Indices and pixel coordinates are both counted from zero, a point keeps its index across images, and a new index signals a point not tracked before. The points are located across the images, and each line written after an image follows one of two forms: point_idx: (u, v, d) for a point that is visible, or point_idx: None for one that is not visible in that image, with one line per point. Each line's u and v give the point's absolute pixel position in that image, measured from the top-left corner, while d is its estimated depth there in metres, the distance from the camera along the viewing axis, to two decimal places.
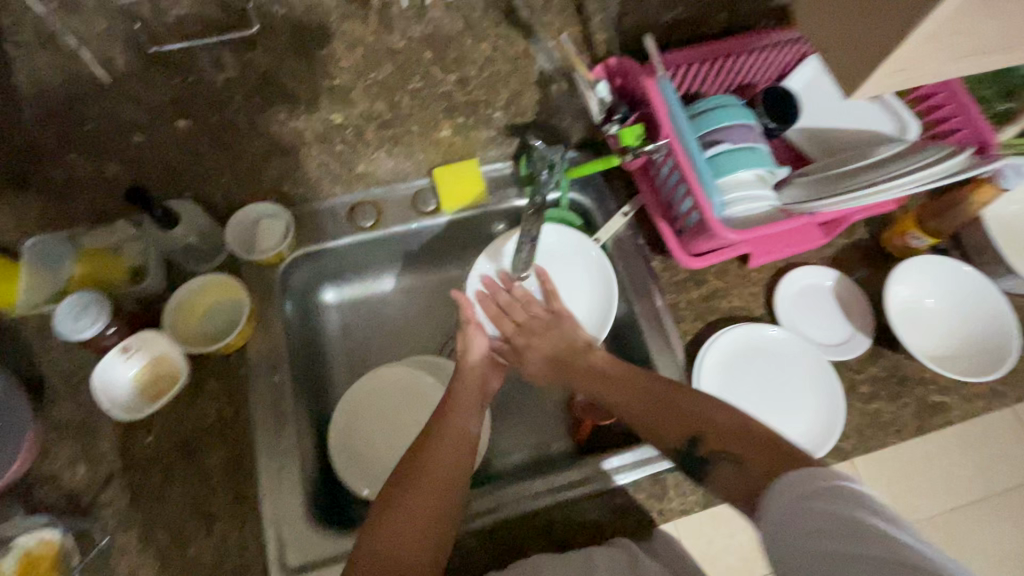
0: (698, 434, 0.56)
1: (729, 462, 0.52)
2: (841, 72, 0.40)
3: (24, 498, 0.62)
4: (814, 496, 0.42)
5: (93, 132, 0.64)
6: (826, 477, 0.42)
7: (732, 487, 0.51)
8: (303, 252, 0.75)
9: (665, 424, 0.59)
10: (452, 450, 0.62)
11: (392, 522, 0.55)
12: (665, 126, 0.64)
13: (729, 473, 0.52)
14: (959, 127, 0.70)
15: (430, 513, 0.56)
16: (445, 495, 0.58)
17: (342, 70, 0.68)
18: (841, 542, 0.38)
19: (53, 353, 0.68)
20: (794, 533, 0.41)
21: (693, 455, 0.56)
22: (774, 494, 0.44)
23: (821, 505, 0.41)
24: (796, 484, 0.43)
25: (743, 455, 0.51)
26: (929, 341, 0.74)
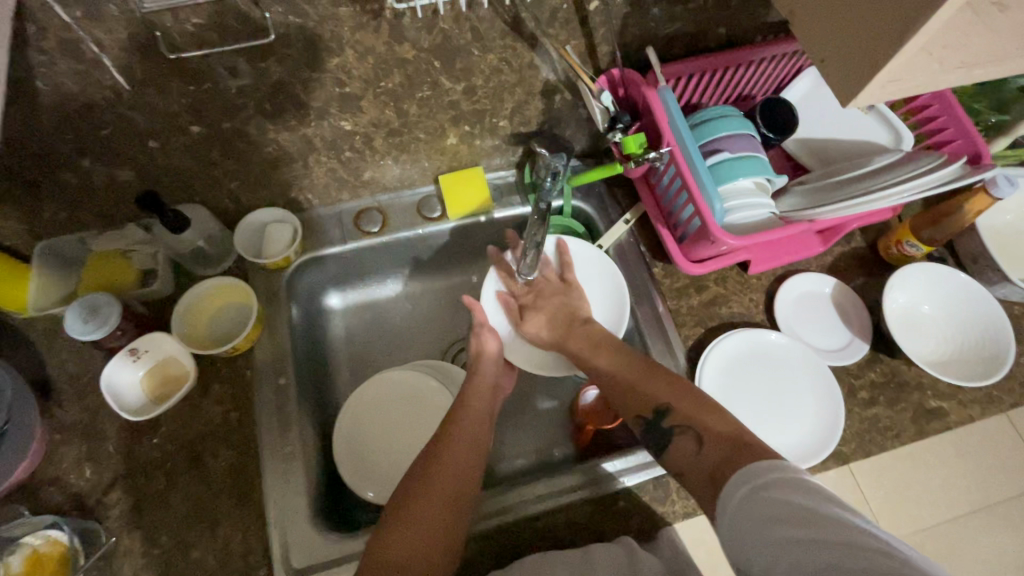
0: (666, 405, 0.61)
1: (691, 437, 0.57)
2: (834, 85, 0.42)
3: (29, 499, 0.62)
4: (766, 487, 0.45)
5: (101, 145, 0.60)
6: (774, 469, 0.46)
7: (689, 463, 0.55)
8: (310, 256, 0.78)
9: (630, 399, 0.63)
10: (461, 457, 0.62)
11: (400, 529, 0.55)
12: (667, 135, 0.66)
13: (688, 449, 0.56)
14: (952, 138, 0.72)
15: (439, 520, 0.57)
16: (453, 502, 0.58)
17: (352, 78, 0.62)
18: (786, 526, 0.41)
19: (61, 355, 0.68)
20: (753, 523, 0.44)
21: (658, 425, 0.60)
22: (729, 493, 0.48)
23: (770, 494, 0.44)
24: (753, 478, 0.47)
25: (701, 433, 0.56)
26: (925, 347, 0.76)
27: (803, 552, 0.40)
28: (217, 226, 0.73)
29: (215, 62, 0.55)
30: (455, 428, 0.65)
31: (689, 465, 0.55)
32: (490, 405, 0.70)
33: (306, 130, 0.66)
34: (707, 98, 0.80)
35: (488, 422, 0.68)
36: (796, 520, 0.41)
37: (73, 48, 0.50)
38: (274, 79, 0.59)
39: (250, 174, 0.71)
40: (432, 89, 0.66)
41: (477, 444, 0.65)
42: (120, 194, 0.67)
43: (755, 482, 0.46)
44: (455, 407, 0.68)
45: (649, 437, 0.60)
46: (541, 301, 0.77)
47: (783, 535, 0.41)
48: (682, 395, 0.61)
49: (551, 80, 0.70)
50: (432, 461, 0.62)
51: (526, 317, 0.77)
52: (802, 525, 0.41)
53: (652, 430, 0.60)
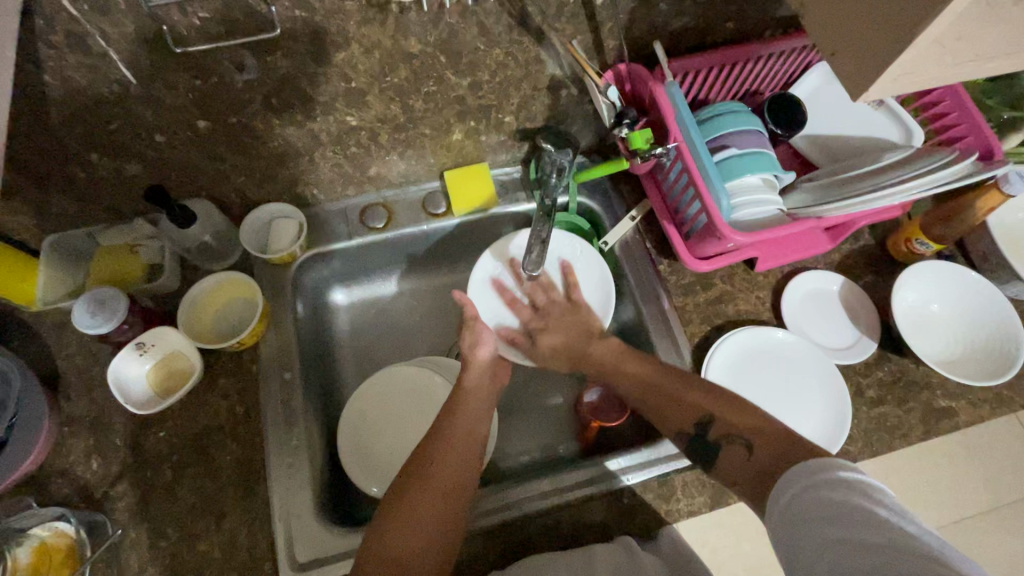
0: (707, 417, 0.59)
1: (740, 445, 0.56)
2: (844, 78, 0.42)
3: (38, 491, 0.63)
4: (818, 486, 0.44)
5: (107, 137, 0.60)
6: (833, 469, 0.45)
7: (741, 470, 0.55)
8: (316, 252, 0.78)
9: (670, 413, 0.62)
10: (459, 455, 0.62)
11: (398, 527, 0.55)
12: (674, 131, 0.66)
13: (739, 458, 0.55)
14: (963, 134, 0.71)
15: (439, 518, 0.56)
16: (451, 501, 0.58)
17: (358, 73, 0.62)
18: (842, 527, 0.40)
19: (69, 348, 0.69)
20: (807, 522, 0.43)
21: (703, 438, 0.59)
22: (782, 488, 0.47)
23: (823, 493, 0.43)
24: (807, 475, 0.46)
25: (752, 441, 0.55)
26: (935, 346, 0.75)
27: (856, 557, 0.39)
28: (223, 221, 0.74)
29: (222, 55, 0.55)
30: (451, 424, 0.65)
31: (746, 469, 0.54)
32: (490, 402, 0.70)
33: (312, 125, 0.66)
34: (714, 94, 0.79)
35: (486, 417, 0.68)
36: (847, 520, 0.41)
37: (81, 41, 0.50)
38: (281, 74, 0.59)
39: (256, 169, 0.71)
40: (438, 84, 0.66)
41: (472, 441, 0.64)
42: (127, 188, 0.67)
43: (807, 480, 0.45)
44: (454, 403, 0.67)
45: (698, 450, 0.59)
46: (550, 322, 0.77)
47: (836, 536, 0.40)
48: (717, 402, 0.60)
49: (558, 75, 0.70)
50: (429, 458, 0.61)
51: (539, 338, 0.76)
52: (859, 529, 0.40)
53: (696, 442, 0.60)
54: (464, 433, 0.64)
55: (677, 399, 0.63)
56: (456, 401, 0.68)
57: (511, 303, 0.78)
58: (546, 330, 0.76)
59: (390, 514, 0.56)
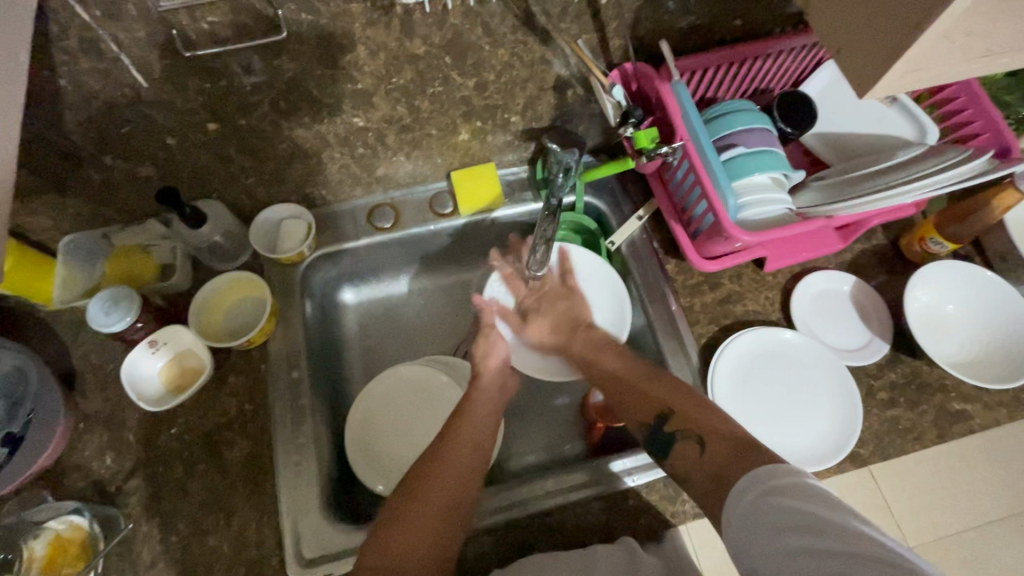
0: (666, 411, 0.61)
1: (692, 441, 0.57)
2: (850, 77, 0.41)
3: (54, 485, 0.64)
4: (774, 491, 0.45)
5: (120, 140, 0.61)
6: (790, 475, 0.45)
7: (690, 464, 0.56)
8: (325, 252, 0.79)
9: (636, 404, 0.64)
10: (466, 460, 0.62)
11: (399, 530, 0.56)
12: (681, 130, 0.65)
13: (689, 456, 0.56)
14: (979, 131, 0.69)
15: (439, 520, 0.57)
16: (454, 507, 0.58)
17: (364, 75, 0.62)
18: (798, 534, 0.40)
19: (85, 346, 0.71)
20: (764, 530, 0.43)
21: (660, 429, 0.60)
22: (741, 493, 0.47)
23: (779, 500, 0.44)
24: (764, 481, 0.46)
25: (703, 435, 0.57)
26: (948, 347, 0.73)
27: (812, 560, 0.39)
28: (234, 222, 0.75)
29: (230, 58, 0.56)
30: (460, 427, 0.65)
31: (697, 465, 0.55)
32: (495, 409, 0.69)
33: (320, 127, 0.67)
34: (723, 92, 0.78)
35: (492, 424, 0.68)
36: (806, 527, 0.41)
37: (94, 46, 0.51)
38: (288, 76, 0.60)
39: (265, 170, 0.72)
40: (443, 85, 0.66)
41: (480, 449, 0.64)
42: (140, 190, 0.69)
43: (766, 485, 0.46)
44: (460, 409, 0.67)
45: (654, 439, 0.60)
46: (545, 305, 0.78)
47: (795, 541, 0.40)
48: (683, 399, 0.61)
49: (563, 74, 0.70)
50: (435, 463, 0.61)
51: (529, 322, 0.78)
52: (815, 530, 0.40)
53: (656, 433, 0.60)
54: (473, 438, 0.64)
55: (637, 389, 0.65)
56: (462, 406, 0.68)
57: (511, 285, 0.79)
58: (537, 314, 0.78)
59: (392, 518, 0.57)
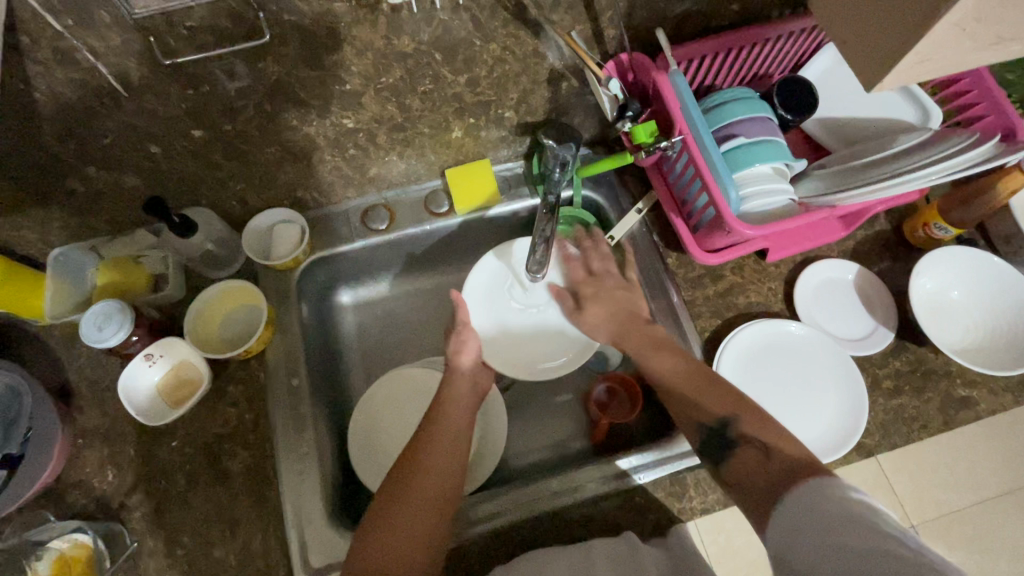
0: (730, 417, 0.58)
1: (754, 449, 0.54)
2: (857, 70, 0.40)
3: (55, 503, 0.64)
4: (820, 501, 0.44)
5: (102, 150, 0.59)
6: (831, 485, 0.45)
7: (748, 477, 0.53)
8: (320, 256, 0.77)
9: (704, 399, 0.60)
10: (444, 464, 0.61)
11: (379, 539, 0.54)
12: (679, 122, 0.63)
13: (750, 464, 0.53)
14: (983, 113, 0.68)
15: (419, 525, 0.56)
16: (438, 512, 0.58)
17: (352, 75, 0.60)
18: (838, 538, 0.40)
19: (80, 360, 0.69)
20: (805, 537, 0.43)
21: (722, 435, 0.57)
22: (783, 503, 0.47)
23: (819, 508, 0.44)
24: (805, 492, 0.46)
25: (769, 448, 0.53)
26: (953, 334, 0.72)
27: (844, 562, 0.39)
28: (224, 228, 0.73)
29: (212, 64, 0.54)
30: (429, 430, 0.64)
31: (753, 479, 0.52)
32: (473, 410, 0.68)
33: (308, 129, 0.65)
34: (721, 79, 0.76)
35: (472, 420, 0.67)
36: (847, 530, 0.41)
37: (68, 56, 0.49)
38: (272, 79, 0.58)
39: (254, 175, 0.70)
40: (434, 82, 0.65)
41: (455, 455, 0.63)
42: (127, 199, 0.67)
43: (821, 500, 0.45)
44: (433, 408, 0.67)
45: (714, 445, 0.57)
46: (601, 291, 0.75)
47: (830, 543, 0.41)
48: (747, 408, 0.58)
49: (557, 67, 0.68)
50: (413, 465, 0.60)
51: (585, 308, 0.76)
52: (843, 537, 0.40)
53: (717, 444, 0.57)
54: (451, 439, 0.63)
55: (715, 386, 0.61)
56: (439, 405, 0.67)
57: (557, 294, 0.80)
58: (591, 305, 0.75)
59: (369, 530, 0.55)
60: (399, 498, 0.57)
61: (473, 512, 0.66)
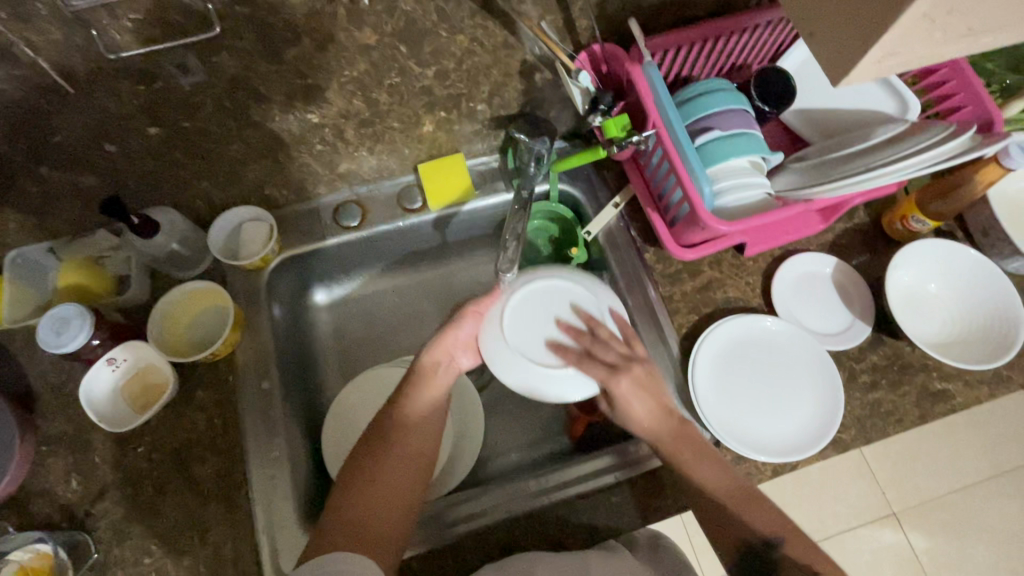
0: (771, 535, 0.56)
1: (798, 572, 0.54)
2: (824, 63, 0.38)
3: (19, 512, 0.62)
4: None
5: (55, 148, 0.57)
6: None
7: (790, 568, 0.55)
8: (290, 255, 0.75)
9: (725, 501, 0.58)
10: (421, 432, 0.62)
11: (359, 500, 0.57)
12: (653, 115, 0.62)
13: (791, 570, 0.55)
14: (961, 104, 0.68)
15: (394, 489, 0.58)
16: (414, 477, 0.60)
17: (314, 69, 0.58)
18: None
19: (43, 365, 0.67)
20: None
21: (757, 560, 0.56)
22: None
23: None
24: None
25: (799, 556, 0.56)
26: (930, 327, 0.72)
27: None
28: (189, 227, 0.71)
29: (163, 57, 0.52)
30: (411, 404, 0.63)
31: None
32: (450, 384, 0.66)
33: (272, 125, 0.63)
34: (698, 70, 0.75)
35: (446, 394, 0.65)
36: None
37: (7, 52, 0.46)
38: (229, 74, 0.56)
39: (217, 173, 0.68)
40: (401, 75, 0.62)
41: (429, 428, 0.63)
42: (85, 199, 0.65)
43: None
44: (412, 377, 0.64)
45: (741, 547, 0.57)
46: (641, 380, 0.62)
47: None
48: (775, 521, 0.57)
49: (529, 58, 0.66)
50: (388, 432, 0.61)
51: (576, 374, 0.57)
52: None
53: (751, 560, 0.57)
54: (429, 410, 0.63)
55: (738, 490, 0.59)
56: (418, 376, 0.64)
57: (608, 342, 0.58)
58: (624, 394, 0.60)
59: (350, 491, 0.58)
60: (375, 463, 0.59)
61: (447, 514, 0.66)
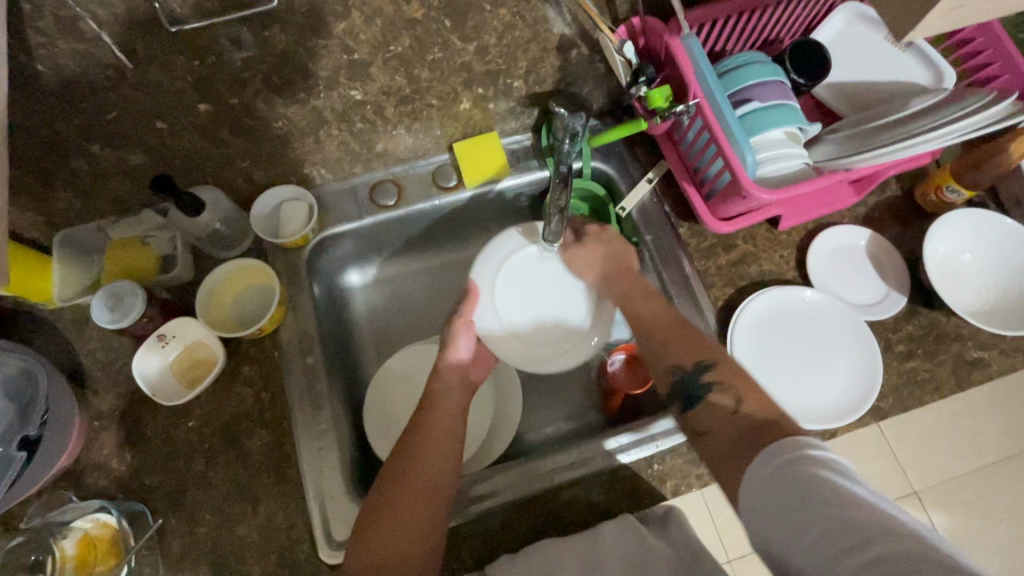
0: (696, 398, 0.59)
1: (729, 398, 0.56)
2: (886, 19, 0.39)
3: (76, 485, 0.63)
4: (804, 468, 0.44)
5: (107, 123, 0.58)
6: (797, 455, 0.45)
7: (721, 422, 0.55)
8: (329, 234, 0.76)
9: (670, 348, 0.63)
10: (437, 455, 0.60)
11: (380, 535, 0.55)
12: (694, 87, 0.62)
13: (720, 414, 0.56)
14: (998, 73, 0.68)
15: (414, 521, 0.56)
16: (430, 506, 0.57)
17: (359, 44, 0.59)
18: (821, 508, 0.41)
19: (91, 343, 0.68)
20: (785, 506, 0.43)
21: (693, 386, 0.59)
22: (757, 468, 0.47)
23: (796, 478, 0.44)
24: (779, 461, 0.46)
25: (743, 395, 0.56)
26: (966, 297, 0.72)
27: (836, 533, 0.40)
28: (232, 206, 0.72)
29: (218, 31, 0.53)
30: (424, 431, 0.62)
31: (727, 444, 0.53)
32: (461, 403, 0.67)
33: (316, 101, 0.64)
34: (732, 45, 0.75)
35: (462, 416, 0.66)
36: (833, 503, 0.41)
37: (72, 25, 0.48)
38: (279, 48, 0.57)
39: (260, 152, 0.69)
40: (442, 50, 0.63)
41: (447, 453, 0.61)
42: (132, 177, 0.65)
43: (794, 460, 0.45)
44: (428, 402, 0.65)
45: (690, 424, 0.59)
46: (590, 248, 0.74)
47: (819, 517, 0.41)
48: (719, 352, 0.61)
49: (567, 33, 0.67)
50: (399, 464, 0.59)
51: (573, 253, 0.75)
52: (827, 510, 0.41)
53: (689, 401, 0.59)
54: (438, 431, 0.62)
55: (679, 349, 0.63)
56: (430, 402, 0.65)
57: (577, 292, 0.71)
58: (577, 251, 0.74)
59: (371, 526, 0.56)
60: (393, 493, 0.57)
61: (491, 483, 0.67)
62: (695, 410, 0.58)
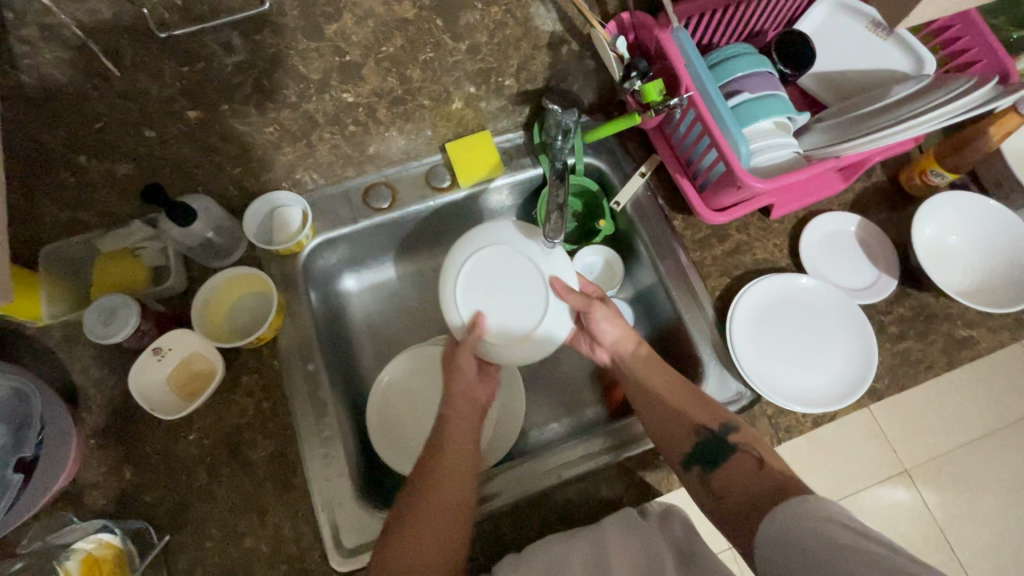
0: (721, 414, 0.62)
1: (752, 458, 0.59)
2: None
3: (75, 505, 0.62)
4: (798, 522, 0.48)
5: (94, 133, 0.56)
6: (794, 510, 0.50)
7: (747, 480, 0.58)
8: (324, 238, 0.75)
9: (694, 408, 0.64)
10: (457, 462, 0.60)
11: (405, 542, 0.53)
12: (687, 80, 0.63)
13: (747, 471, 0.58)
14: (977, 59, 0.70)
15: (438, 536, 0.54)
16: (456, 513, 0.56)
17: (352, 46, 0.59)
18: (813, 554, 0.45)
19: (83, 360, 0.66)
20: (790, 559, 0.47)
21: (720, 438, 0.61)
22: (763, 525, 0.51)
23: (795, 532, 0.48)
24: (782, 519, 0.50)
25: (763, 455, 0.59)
26: (955, 277, 0.74)
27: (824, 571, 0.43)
28: (224, 215, 0.71)
29: (208, 36, 0.52)
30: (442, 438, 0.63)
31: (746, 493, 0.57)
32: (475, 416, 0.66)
33: (307, 105, 0.64)
34: (719, 38, 0.76)
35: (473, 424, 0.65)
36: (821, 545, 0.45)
37: (57, 33, 0.47)
38: (270, 52, 0.56)
39: (250, 158, 0.68)
40: (434, 50, 0.63)
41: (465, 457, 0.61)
42: (120, 188, 0.64)
43: (793, 516, 0.49)
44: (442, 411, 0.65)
45: (703, 451, 0.61)
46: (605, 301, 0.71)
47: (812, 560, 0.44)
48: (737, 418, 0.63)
49: (557, 30, 0.67)
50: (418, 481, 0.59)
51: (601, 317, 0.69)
52: (817, 551, 0.44)
53: (708, 452, 0.61)
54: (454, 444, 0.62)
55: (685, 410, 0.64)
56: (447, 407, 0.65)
57: (563, 291, 0.66)
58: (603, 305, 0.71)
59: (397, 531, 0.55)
60: (418, 500, 0.57)
61: (499, 481, 0.67)
62: (718, 468, 0.60)
